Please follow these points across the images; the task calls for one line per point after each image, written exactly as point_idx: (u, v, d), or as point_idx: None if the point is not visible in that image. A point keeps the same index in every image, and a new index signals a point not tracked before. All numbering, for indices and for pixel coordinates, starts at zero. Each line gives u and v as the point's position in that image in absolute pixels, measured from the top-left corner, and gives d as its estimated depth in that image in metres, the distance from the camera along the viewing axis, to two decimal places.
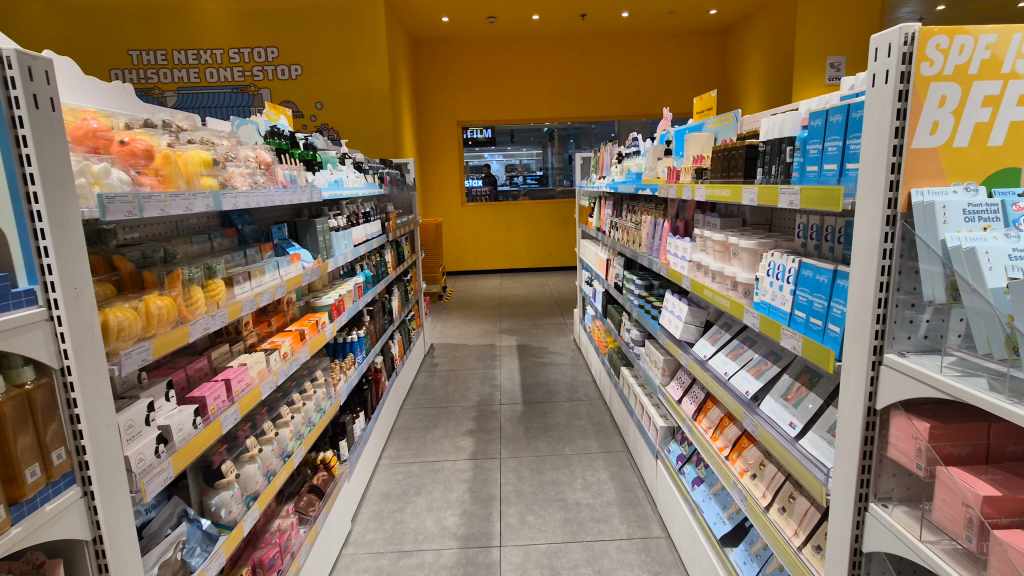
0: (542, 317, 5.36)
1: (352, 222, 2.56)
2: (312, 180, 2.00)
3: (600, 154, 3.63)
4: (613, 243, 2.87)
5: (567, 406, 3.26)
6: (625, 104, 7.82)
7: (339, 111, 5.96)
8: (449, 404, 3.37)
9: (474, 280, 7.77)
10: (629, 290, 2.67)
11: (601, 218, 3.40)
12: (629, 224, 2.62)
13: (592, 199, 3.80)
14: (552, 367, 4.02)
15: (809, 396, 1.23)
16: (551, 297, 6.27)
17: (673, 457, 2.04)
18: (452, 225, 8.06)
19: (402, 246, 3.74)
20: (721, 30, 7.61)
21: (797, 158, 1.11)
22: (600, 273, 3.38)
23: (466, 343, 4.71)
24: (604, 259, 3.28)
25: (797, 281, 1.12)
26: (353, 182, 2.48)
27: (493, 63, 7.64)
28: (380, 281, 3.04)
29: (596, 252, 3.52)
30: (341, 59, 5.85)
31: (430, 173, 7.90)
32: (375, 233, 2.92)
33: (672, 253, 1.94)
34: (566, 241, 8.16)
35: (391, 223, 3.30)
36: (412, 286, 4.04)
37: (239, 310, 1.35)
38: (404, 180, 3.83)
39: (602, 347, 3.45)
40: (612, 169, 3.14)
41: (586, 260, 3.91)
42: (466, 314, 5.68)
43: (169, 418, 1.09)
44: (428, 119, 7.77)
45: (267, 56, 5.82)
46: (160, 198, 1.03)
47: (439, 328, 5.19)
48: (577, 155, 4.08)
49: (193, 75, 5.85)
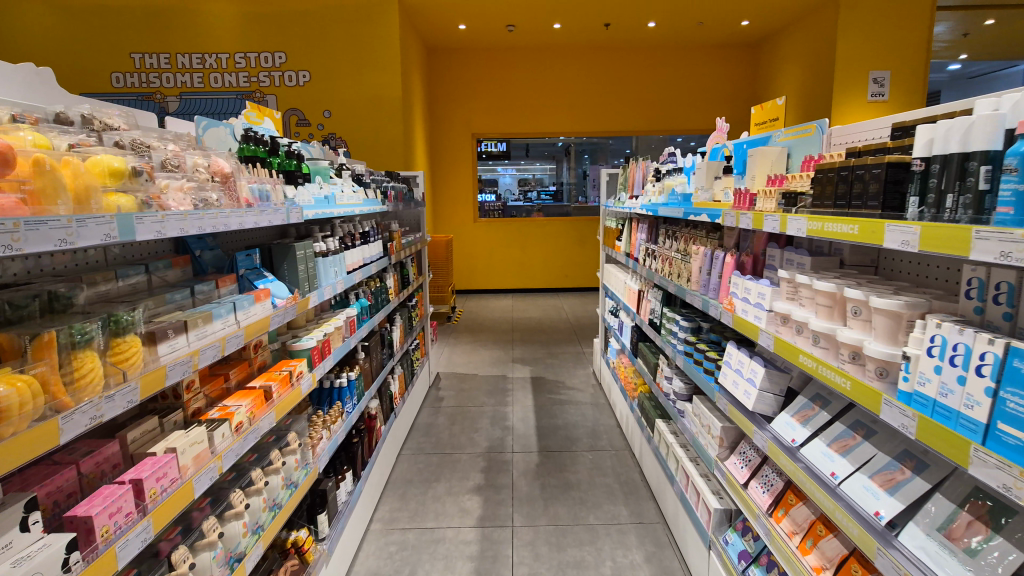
0: (558, 345, 4.95)
1: (346, 243, 2.18)
2: (292, 196, 1.62)
3: (631, 170, 3.26)
4: (649, 275, 2.47)
5: (590, 458, 2.84)
6: (647, 119, 7.47)
7: (348, 120, 5.64)
8: (454, 450, 2.96)
9: (485, 300, 7.39)
10: (669, 332, 2.26)
11: (631, 243, 3.01)
12: (671, 254, 2.22)
13: (620, 221, 3.41)
14: (570, 406, 3.60)
15: (995, 540, 0.80)
16: (566, 322, 5.87)
17: (733, 553, 1.60)
18: (462, 241, 7.71)
19: (406, 267, 3.36)
20: (752, 43, 7.25)
21: (1007, 186, 0.70)
22: (629, 304, 2.97)
23: (476, 373, 4.31)
24: (635, 289, 2.87)
25: (1006, 378, 0.71)
26: (347, 197, 2.11)
27: (510, 74, 7.33)
28: (380, 310, 2.66)
29: (625, 281, 3.11)
30: (352, 66, 5.55)
31: (442, 187, 7.58)
32: (375, 255, 2.54)
33: (738, 297, 1.54)
34: (583, 260, 7.77)
35: (393, 242, 2.92)
36: (417, 310, 3.65)
37: (163, 378, 0.95)
38: (410, 195, 3.46)
39: (629, 390, 3.03)
40: (647, 188, 2.75)
41: (611, 287, 3.51)
42: (475, 339, 5.28)
43: (16, 568, 0.70)
44: (441, 131, 7.46)
45: (274, 62, 5.53)
46: (4, 227, 0.64)
47: (446, 354, 4.80)
48: (602, 171, 3.71)
49: (197, 80, 5.56)
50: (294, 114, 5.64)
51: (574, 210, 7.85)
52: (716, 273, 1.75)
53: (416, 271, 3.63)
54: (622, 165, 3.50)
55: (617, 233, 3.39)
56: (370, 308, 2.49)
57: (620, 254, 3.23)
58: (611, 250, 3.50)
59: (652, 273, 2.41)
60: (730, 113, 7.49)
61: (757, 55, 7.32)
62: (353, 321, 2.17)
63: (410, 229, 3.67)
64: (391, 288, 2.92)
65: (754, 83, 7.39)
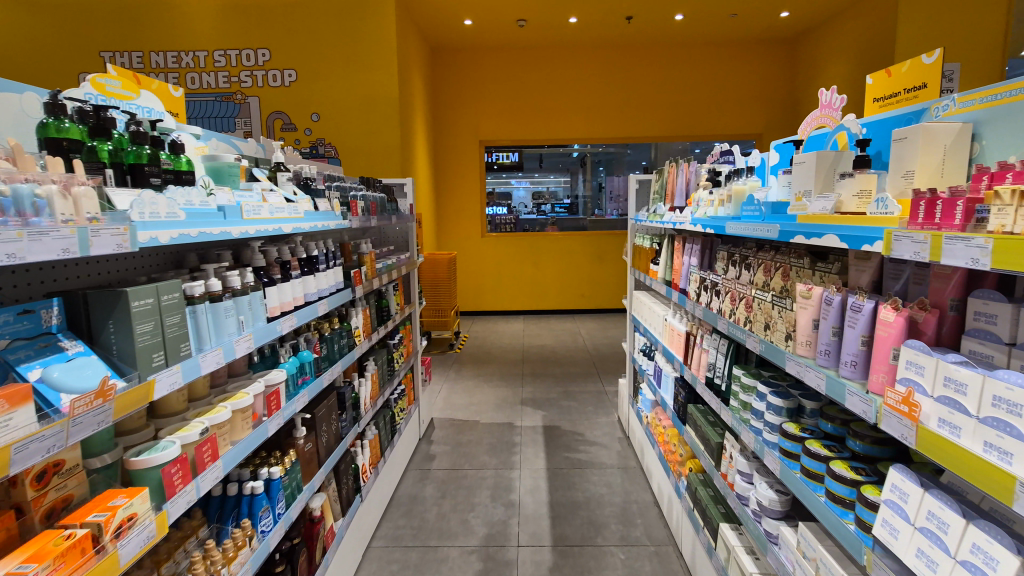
0: (575, 382, 4.23)
1: (269, 276, 1.49)
2: (122, 205, 0.95)
3: (670, 175, 2.58)
4: (711, 320, 1.75)
5: (621, 560, 2.10)
6: (672, 124, 6.79)
7: (338, 124, 5.02)
8: (440, 543, 2.24)
9: (494, 323, 6.68)
10: (743, 407, 1.54)
11: (675, 267, 2.28)
12: (753, 293, 1.50)
13: (655, 238, 2.71)
14: (591, 469, 2.87)
15: None
16: (584, 351, 5.14)
17: None
18: (469, 258, 7.04)
19: (387, 297, 2.67)
20: (789, 38, 6.55)
21: None
22: (673, 350, 2.25)
23: (478, 418, 3.60)
24: (684, 331, 2.15)
25: None
26: (268, 209, 1.42)
27: (521, 76, 6.72)
28: (343, 362, 1.99)
29: (665, 316, 2.40)
30: (342, 63, 4.95)
31: (447, 200, 6.94)
32: (331, 289, 1.88)
33: (925, 393, 0.82)
34: (601, 279, 7.04)
35: (363, 266, 2.24)
36: (404, 348, 2.96)
37: None
38: (391, 206, 2.77)
39: (673, 463, 2.30)
40: (699, 196, 2.04)
41: (644, 322, 2.79)
42: (479, 373, 4.57)
43: None
44: (446, 138, 6.85)
45: (257, 59, 4.93)
46: None
47: (444, 392, 4.10)
48: (628, 176, 3.02)
49: (172, 81, 4.98)
50: (278, 117, 5.03)
51: (591, 223, 7.15)
52: (856, 335, 1.02)
53: (402, 299, 2.95)
54: (657, 169, 2.81)
55: (651, 253, 2.68)
56: (320, 363, 1.79)
57: (657, 280, 2.51)
58: (643, 274, 2.79)
59: (717, 318, 1.69)
60: (764, 117, 6.77)
61: (794, 52, 6.62)
62: (281, 391, 1.48)
63: (391, 250, 2.98)
64: (361, 327, 2.22)
65: (791, 84, 6.68)
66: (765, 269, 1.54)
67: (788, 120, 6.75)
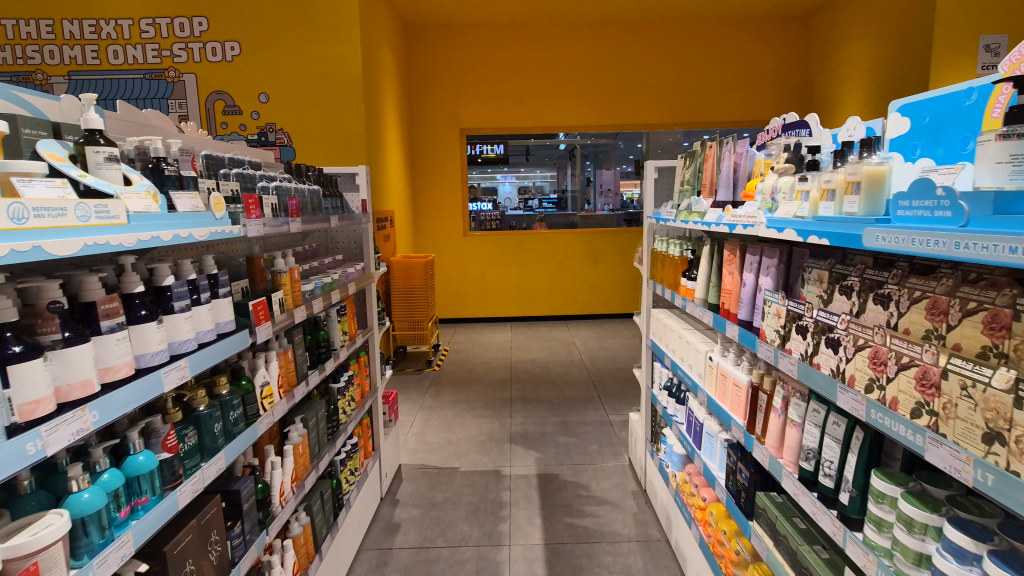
0: (574, 412, 3.55)
1: (28, 338, 0.79)
2: None
3: (709, 160, 1.93)
4: (822, 388, 1.07)
5: None
6: (673, 109, 6.16)
7: (290, 107, 4.28)
8: None
9: (479, 333, 5.98)
10: (907, 557, 0.87)
11: (728, 288, 1.61)
12: (939, 361, 0.82)
13: (687, 244, 2.04)
14: (603, 543, 2.20)
15: None
16: (581, 369, 4.47)
17: None
18: (450, 260, 6.33)
19: (325, 326, 1.96)
20: (800, 15, 5.93)
21: None
22: (725, 406, 1.59)
23: (457, 464, 2.91)
24: (748, 384, 1.48)
25: None
26: (6, 211, 0.72)
27: (505, 56, 6.01)
28: (237, 444, 1.28)
29: (709, 355, 1.73)
30: (295, 34, 4.20)
31: (424, 194, 6.22)
32: (207, 337, 1.18)
33: None
34: (596, 281, 6.39)
35: (278, 291, 1.53)
36: (356, 388, 2.25)
37: None
38: (333, 201, 2.06)
39: (724, 562, 1.63)
40: (776, 185, 1.37)
41: (670, 353, 2.13)
42: (460, 399, 3.87)
43: None
44: (422, 127, 6.12)
45: (192, 30, 4.15)
46: None
47: (417, 428, 3.40)
48: (644, 162, 2.37)
49: (91, 55, 4.17)
50: (220, 98, 4.26)
51: (582, 220, 6.49)
52: None
53: (352, 324, 2.24)
54: (683, 155, 2.18)
55: (683, 263, 2.02)
56: (179, 462, 1.09)
57: (694, 300, 1.84)
58: (667, 290, 2.12)
59: (839, 390, 1.02)
60: (773, 102, 6.15)
61: (805, 30, 6.01)
62: (49, 563, 0.76)
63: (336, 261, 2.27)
64: (275, 380, 1.52)
65: (802, 65, 6.07)
66: (941, 310, 0.87)
67: (799, 105, 6.14)
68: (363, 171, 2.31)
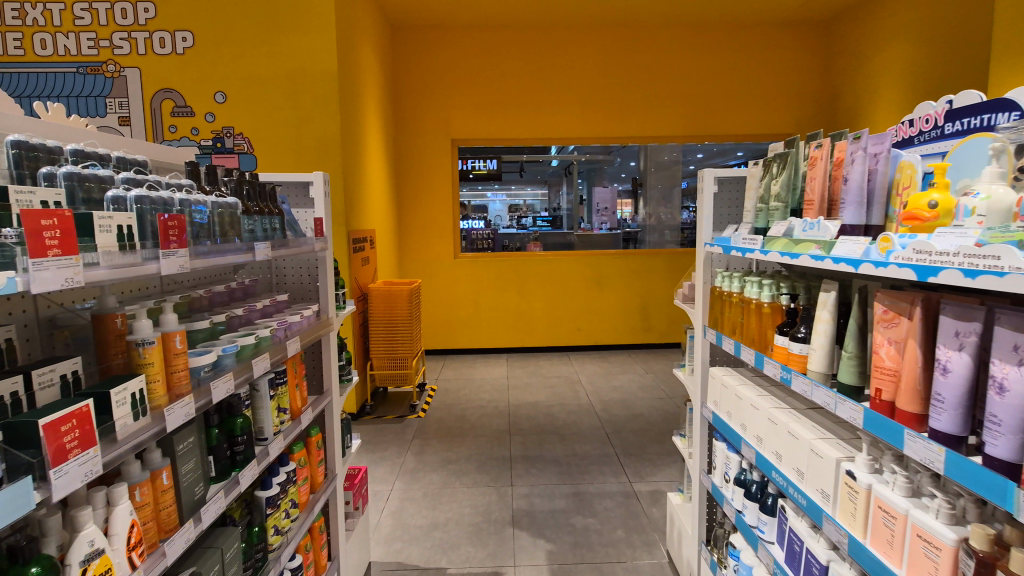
0: (590, 481, 2.88)
1: None
2: None
3: (818, 164, 1.34)
4: None
5: None
6: (685, 120, 5.63)
7: (252, 108, 3.65)
8: None
9: (471, 367, 5.30)
10: None
11: (892, 368, 0.99)
12: None
13: (779, 285, 1.43)
14: None
15: None
16: (591, 416, 3.81)
17: None
18: (439, 284, 5.68)
19: (248, 407, 1.30)
20: (823, 21, 5.47)
21: None
22: (896, 569, 0.95)
23: (445, 563, 2.22)
24: (958, 547, 0.84)
25: None
26: None
27: (501, 61, 5.46)
28: None
29: (847, 469, 1.09)
30: (258, 24, 3.58)
31: (410, 211, 5.59)
32: None
33: None
34: (601, 308, 5.77)
35: (135, 381, 0.87)
36: (300, 486, 1.58)
37: None
38: (267, 219, 1.41)
39: None
40: None
41: (751, 440, 1.50)
42: (450, 459, 3.19)
43: None
44: (409, 137, 5.51)
45: (136, 16, 3.53)
46: None
47: (395, 504, 2.70)
48: (698, 169, 1.78)
49: (13, 44, 3.52)
50: (168, 97, 3.61)
51: (579, 240, 6.01)
52: None
53: (297, 395, 1.58)
54: (762, 161, 1.60)
55: (779, 314, 1.40)
56: None
57: (807, 375, 1.22)
58: (744, 349, 1.50)
59: None
60: (794, 114, 5.66)
61: (827, 37, 5.55)
62: None
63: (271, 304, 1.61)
64: (124, 541, 0.85)
65: (826, 74, 5.59)
66: None
67: (823, 117, 5.65)
68: (320, 180, 1.72)
